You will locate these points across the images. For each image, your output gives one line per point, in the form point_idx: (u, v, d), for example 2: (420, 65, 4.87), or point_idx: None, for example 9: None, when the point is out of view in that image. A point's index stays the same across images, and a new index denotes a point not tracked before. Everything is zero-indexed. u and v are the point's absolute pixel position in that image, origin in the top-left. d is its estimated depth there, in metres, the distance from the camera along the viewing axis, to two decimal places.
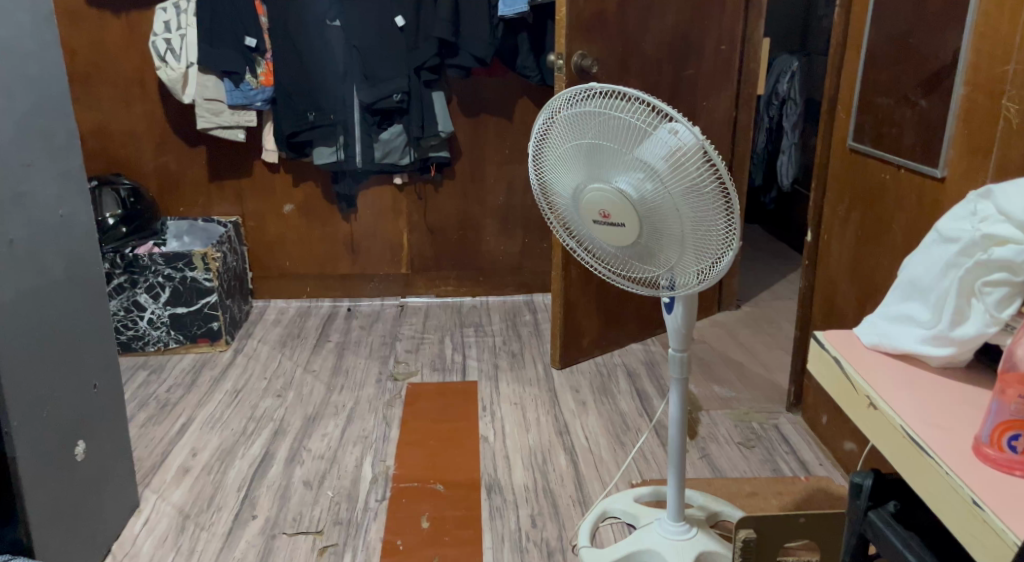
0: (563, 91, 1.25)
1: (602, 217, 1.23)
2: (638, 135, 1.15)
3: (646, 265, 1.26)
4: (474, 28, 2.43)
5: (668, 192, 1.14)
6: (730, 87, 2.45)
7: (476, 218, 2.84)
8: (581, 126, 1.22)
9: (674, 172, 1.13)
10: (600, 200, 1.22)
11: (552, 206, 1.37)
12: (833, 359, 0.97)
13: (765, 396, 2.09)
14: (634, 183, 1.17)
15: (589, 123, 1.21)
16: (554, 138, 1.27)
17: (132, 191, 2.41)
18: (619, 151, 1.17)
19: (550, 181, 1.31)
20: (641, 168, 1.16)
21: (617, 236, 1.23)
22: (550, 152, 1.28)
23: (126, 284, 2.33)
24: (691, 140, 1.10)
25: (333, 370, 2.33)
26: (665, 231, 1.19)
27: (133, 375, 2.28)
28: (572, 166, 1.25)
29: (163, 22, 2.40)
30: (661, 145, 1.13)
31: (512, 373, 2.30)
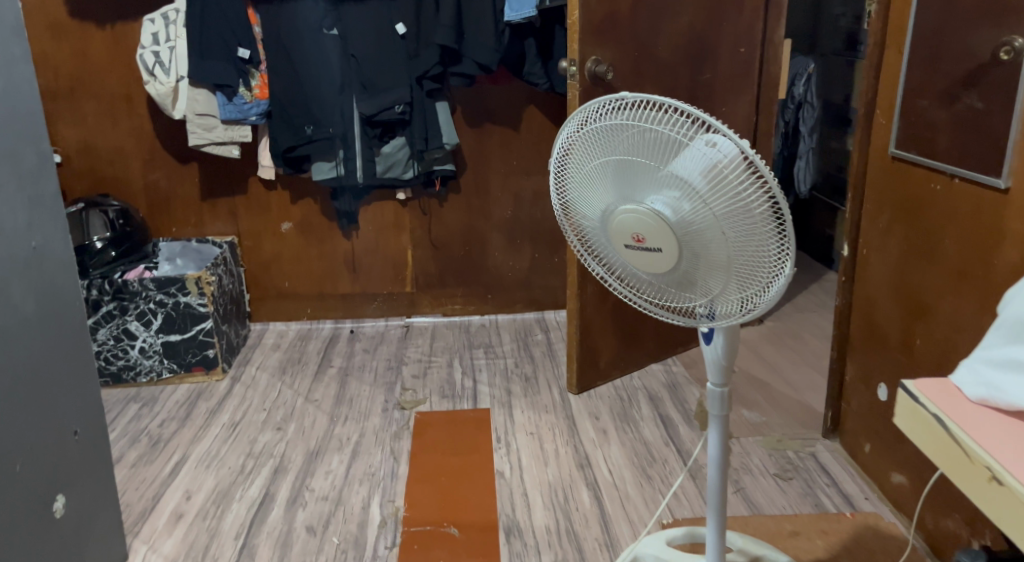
0: (587, 104, 1.13)
1: (633, 242, 1.10)
2: (674, 148, 1.03)
3: (685, 294, 1.13)
4: (478, 34, 2.30)
5: (711, 211, 1.01)
6: (750, 91, 2.31)
7: (483, 233, 2.71)
8: (607, 142, 1.09)
9: (717, 189, 1.00)
10: (632, 224, 1.09)
11: (575, 229, 1.24)
12: (939, 421, 0.93)
13: (799, 420, 1.95)
14: (670, 203, 1.04)
15: (616, 138, 1.08)
16: (578, 154, 1.15)
17: (121, 213, 2.28)
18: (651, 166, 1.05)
19: (573, 202, 1.19)
20: (677, 186, 1.03)
21: (652, 262, 1.10)
22: (574, 172, 1.16)
23: (115, 312, 2.20)
24: (736, 152, 0.97)
25: (336, 399, 2.20)
26: (706, 257, 1.06)
27: (124, 408, 2.15)
28: (598, 185, 1.12)
29: (151, 34, 2.26)
30: (701, 158, 1.00)
31: (527, 400, 2.16)
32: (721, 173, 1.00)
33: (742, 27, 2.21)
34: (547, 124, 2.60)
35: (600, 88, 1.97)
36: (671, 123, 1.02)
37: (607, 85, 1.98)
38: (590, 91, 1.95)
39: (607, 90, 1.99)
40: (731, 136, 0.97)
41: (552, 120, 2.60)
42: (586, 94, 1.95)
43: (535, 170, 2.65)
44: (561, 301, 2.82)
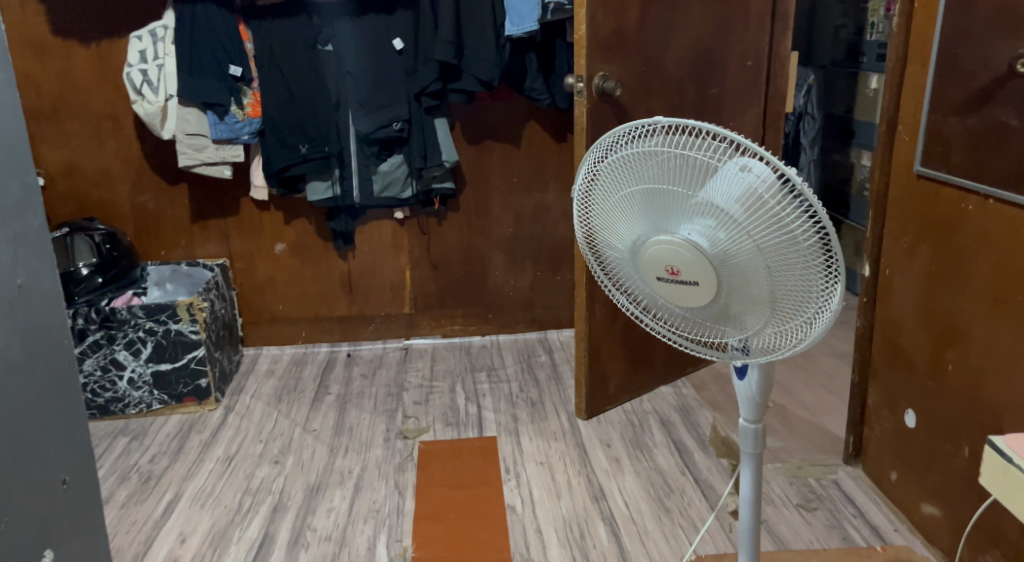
0: (614, 129, 1.08)
1: (666, 275, 1.05)
2: (705, 175, 0.98)
3: (721, 328, 1.08)
4: (479, 49, 2.23)
5: (749, 240, 0.96)
6: (757, 105, 2.25)
7: (483, 252, 2.64)
8: (636, 169, 1.05)
9: (756, 216, 0.95)
10: (664, 255, 1.04)
11: (602, 260, 1.20)
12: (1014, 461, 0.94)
13: (818, 446, 1.89)
14: (704, 232, 0.99)
15: (646, 165, 1.04)
16: (603, 183, 1.11)
17: (108, 237, 2.19)
18: (682, 194, 1.00)
19: (600, 233, 1.14)
20: (711, 214, 0.98)
21: (686, 295, 1.05)
22: (601, 201, 1.12)
23: (102, 341, 2.10)
24: (772, 176, 0.93)
25: (336, 428, 2.11)
26: (744, 288, 1.01)
27: (112, 443, 2.05)
28: (626, 215, 1.08)
29: (138, 51, 2.18)
30: (736, 184, 0.96)
31: (534, 427, 2.08)
32: (757, 199, 0.95)
33: (749, 40, 2.16)
34: (548, 140, 2.54)
35: (607, 104, 1.92)
36: (702, 149, 0.98)
37: (615, 101, 1.93)
38: (597, 108, 1.90)
39: (614, 106, 1.93)
40: (771, 159, 0.92)
41: (553, 136, 2.54)
42: (594, 111, 1.89)
43: (536, 187, 2.59)
44: (564, 320, 2.74)
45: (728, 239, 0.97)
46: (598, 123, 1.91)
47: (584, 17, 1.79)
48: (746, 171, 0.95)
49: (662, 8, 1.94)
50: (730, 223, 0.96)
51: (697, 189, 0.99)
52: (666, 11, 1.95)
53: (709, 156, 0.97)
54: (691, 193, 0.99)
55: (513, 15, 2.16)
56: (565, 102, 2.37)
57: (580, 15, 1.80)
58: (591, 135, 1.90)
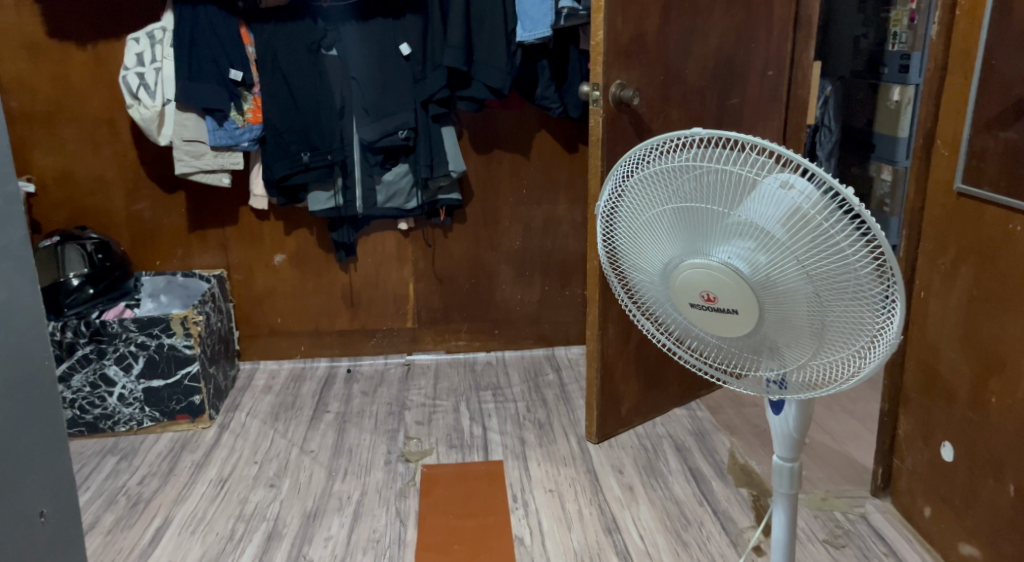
0: (640, 145, 1.02)
1: (700, 302, 0.97)
2: (741, 191, 0.91)
3: (760, 359, 1.00)
4: (489, 55, 2.15)
5: (795, 262, 0.88)
6: (776, 117, 2.17)
7: (490, 265, 2.55)
8: (666, 186, 0.98)
9: (802, 235, 0.87)
10: (699, 281, 0.96)
11: (628, 285, 1.13)
12: None
13: (843, 475, 1.79)
14: (741, 255, 0.92)
15: (676, 182, 0.97)
16: (630, 201, 1.04)
17: (100, 246, 2.11)
18: (716, 213, 0.93)
19: (628, 257, 1.07)
20: (748, 235, 0.91)
21: (722, 324, 0.98)
22: (628, 222, 1.05)
23: (92, 356, 2.01)
24: (816, 191, 0.86)
25: (335, 449, 2.02)
26: (785, 316, 0.93)
27: (100, 462, 1.95)
28: (655, 237, 1.01)
29: (135, 54, 2.10)
30: (776, 200, 0.89)
31: (543, 451, 1.98)
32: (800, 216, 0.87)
33: (770, 50, 2.08)
34: (559, 150, 2.45)
35: (625, 114, 1.83)
36: (738, 162, 0.91)
37: (632, 110, 1.84)
38: (614, 118, 1.81)
39: (631, 116, 1.85)
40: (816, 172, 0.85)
41: (564, 146, 2.46)
42: (611, 121, 1.81)
43: (545, 199, 2.50)
44: (572, 336, 2.65)
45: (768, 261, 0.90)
46: (614, 134, 1.82)
47: (602, 23, 1.73)
48: (788, 187, 0.88)
49: (683, 16, 1.87)
50: (771, 244, 0.89)
51: (733, 207, 0.92)
52: (686, 18, 1.88)
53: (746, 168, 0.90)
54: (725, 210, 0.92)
55: (525, 20, 2.09)
56: (577, 112, 2.28)
57: (596, 20, 1.73)
58: (607, 146, 1.82)
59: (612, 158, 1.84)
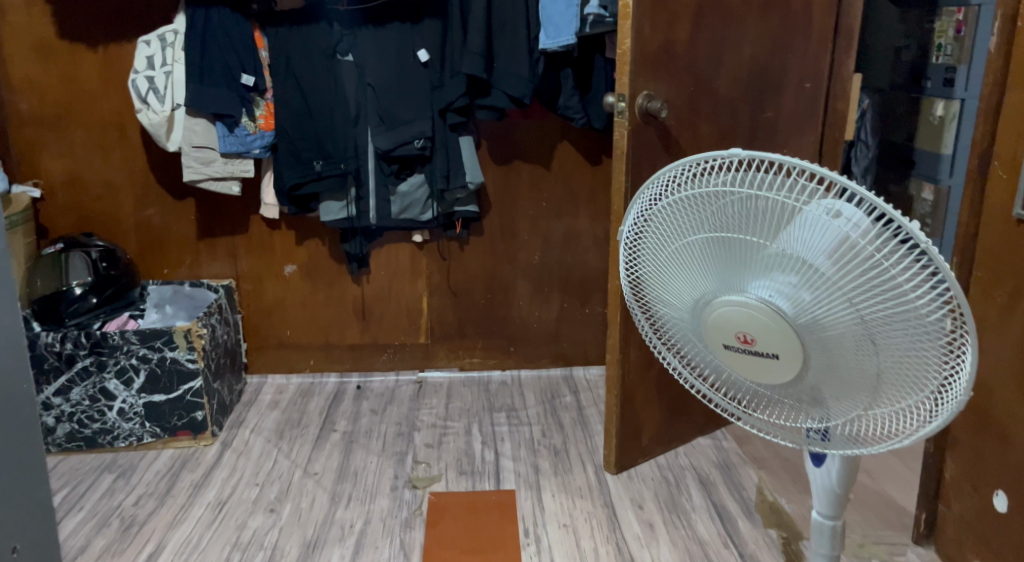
0: (668, 168, 0.95)
1: (736, 342, 0.89)
2: (781, 219, 0.83)
3: (802, 408, 0.91)
4: (511, 62, 2.05)
5: (844, 300, 0.80)
6: (813, 131, 2.05)
7: (507, 280, 2.45)
8: (697, 214, 0.90)
9: (852, 270, 0.79)
10: (736, 320, 0.88)
11: (657, 322, 1.05)
12: None
13: (880, 519, 1.66)
14: (781, 290, 0.84)
15: (709, 209, 0.89)
16: (658, 229, 0.97)
17: (105, 254, 2.05)
18: (754, 244, 0.85)
19: (656, 290, 1.00)
20: (791, 268, 0.83)
21: (760, 368, 0.89)
22: (655, 252, 0.97)
23: (91, 369, 1.93)
24: (867, 220, 0.78)
25: (339, 473, 1.93)
26: (832, 361, 0.84)
27: (96, 480, 1.88)
28: (686, 270, 0.93)
29: (146, 57, 2.02)
30: (821, 229, 0.81)
31: (557, 481, 1.88)
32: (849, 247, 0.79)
33: (808, 61, 1.97)
34: (582, 161, 2.35)
35: (652, 126, 1.73)
36: (777, 187, 0.84)
37: (660, 123, 1.74)
38: (640, 130, 1.71)
39: (659, 128, 1.74)
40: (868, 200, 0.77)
41: (587, 158, 2.35)
42: (637, 133, 1.70)
43: (566, 213, 2.40)
44: (591, 356, 2.54)
45: (812, 298, 0.81)
46: (640, 147, 1.72)
47: (629, 30, 1.63)
48: (835, 215, 0.80)
49: (716, 23, 1.76)
50: (816, 278, 0.81)
51: (772, 237, 0.84)
52: (720, 25, 1.77)
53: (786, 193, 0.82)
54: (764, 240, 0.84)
55: (549, 27, 1.99)
56: (601, 123, 2.19)
57: (623, 27, 1.64)
58: (632, 160, 1.71)
59: (636, 172, 1.73)
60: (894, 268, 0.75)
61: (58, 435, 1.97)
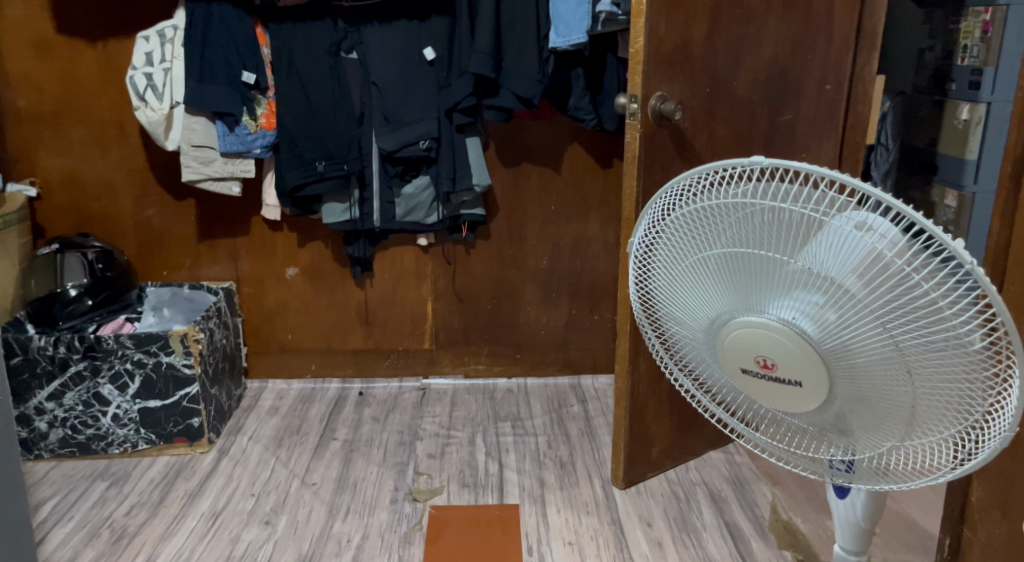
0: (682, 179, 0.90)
1: (755, 366, 0.84)
2: (804, 232, 0.79)
3: (825, 435, 0.86)
4: (519, 61, 1.99)
5: (872, 322, 0.74)
6: (832, 135, 1.98)
7: (514, 286, 2.39)
8: (714, 228, 0.86)
9: (881, 290, 0.74)
10: (755, 342, 0.83)
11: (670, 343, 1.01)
12: None
13: (901, 542, 1.59)
14: (803, 311, 0.79)
15: (726, 223, 0.84)
16: (671, 243, 0.93)
17: (102, 255, 1.99)
18: (774, 260, 0.80)
19: (671, 308, 0.95)
20: (812, 288, 0.78)
21: (782, 395, 0.84)
22: (670, 267, 0.93)
23: (86, 373, 1.89)
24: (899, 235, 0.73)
25: (338, 483, 1.87)
26: (858, 388, 0.79)
27: (88, 489, 1.83)
28: (700, 288, 0.89)
29: (144, 53, 1.97)
30: (845, 243, 0.76)
31: (563, 495, 1.81)
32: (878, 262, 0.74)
33: (829, 62, 1.89)
34: (592, 164, 2.28)
35: (665, 129, 1.66)
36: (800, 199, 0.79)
37: (673, 126, 1.67)
38: (653, 133, 1.64)
39: (672, 131, 1.67)
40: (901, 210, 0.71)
41: (598, 160, 2.28)
42: (649, 136, 1.63)
43: (575, 217, 2.33)
44: (600, 364, 2.47)
45: (837, 320, 0.76)
46: (653, 151, 1.65)
47: (642, 29, 1.56)
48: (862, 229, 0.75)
49: (733, 23, 1.69)
50: (841, 297, 0.76)
51: (793, 254, 0.79)
52: (737, 25, 1.70)
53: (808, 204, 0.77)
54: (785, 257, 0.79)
55: (560, 25, 1.92)
56: (613, 125, 2.12)
57: (636, 25, 1.57)
58: (644, 164, 1.65)
59: (648, 177, 1.66)
60: (927, 284, 0.70)
61: (51, 441, 1.93)
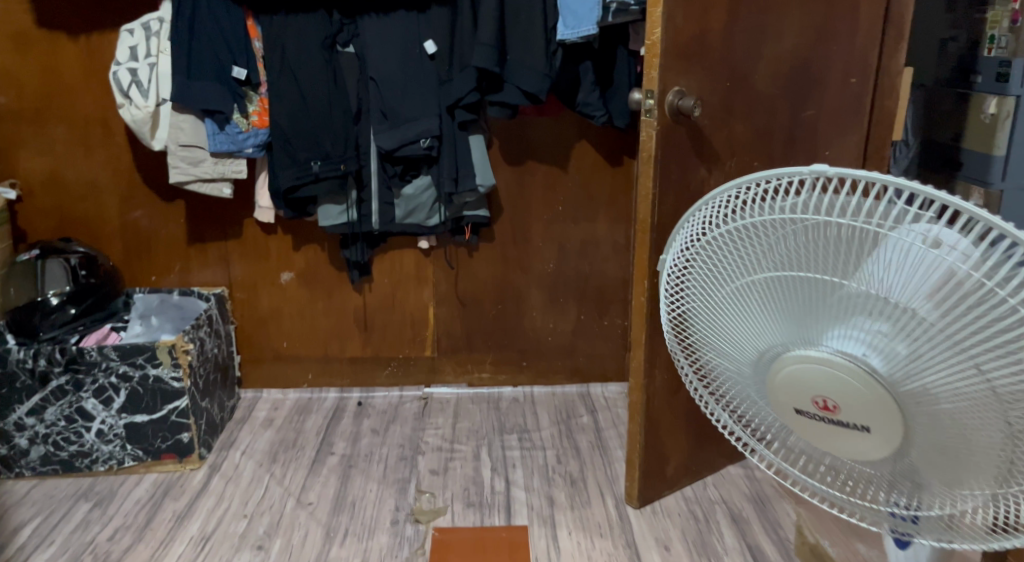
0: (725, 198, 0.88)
1: (817, 402, 0.82)
2: (860, 253, 0.75)
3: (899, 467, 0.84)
4: (525, 55, 1.88)
5: (947, 346, 0.71)
6: (857, 131, 1.86)
7: (520, 290, 2.28)
8: (766, 253, 0.83)
9: (955, 312, 0.70)
10: (817, 375, 0.80)
11: (717, 371, 0.99)
12: None
13: None
14: (864, 341, 0.76)
15: (778, 248, 0.82)
16: (717, 270, 0.91)
17: (86, 262, 1.89)
18: (830, 286, 0.78)
19: (725, 338, 0.93)
20: (873, 314, 0.75)
21: (849, 431, 0.82)
22: (723, 297, 0.91)
23: (68, 388, 1.79)
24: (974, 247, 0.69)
25: (336, 503, 1.76)
26: (932, 421, 0.75)
27: (71, 510, 1.73)
28: (754, 317, 0.86)
29: (128, 47, 1.86)
30: (911, 259, 0.72)
31: (575, 516, 1.71)
32: (948, 281, 0.70)
33: (855, 53, 1.78)
34: (601, 162, 2.17)
35: (683, 126, 1.54)
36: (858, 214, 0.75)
37: (692, 123, 1.55)
38: (670, 131, 1.53)
39: (691, 128, 1.56)
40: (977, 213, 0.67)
41: (607, 159, 2.17)
42: (666, 134, 1.52)
43: (583, 218, 2.22)
44: (610, 372, 2.36)
45: (905, 350, 0.73)
46: (670, 149, 1.54)
47: (660, 18, 1.45)
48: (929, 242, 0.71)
49: (755, 11, 1.58)
50: (910, 325, 0.72)
51: (851, 276, 0.76)
52: (761, 13, 1.58)
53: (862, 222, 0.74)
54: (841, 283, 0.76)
55: (568, 16, 1.82)
56: (624, 122, 2.01)
57: (653, 15, 1.46)
58: (661, 164, 1.54)
59: (665, 178, 1.55)
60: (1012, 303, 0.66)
61: (32, 459, 1.83)
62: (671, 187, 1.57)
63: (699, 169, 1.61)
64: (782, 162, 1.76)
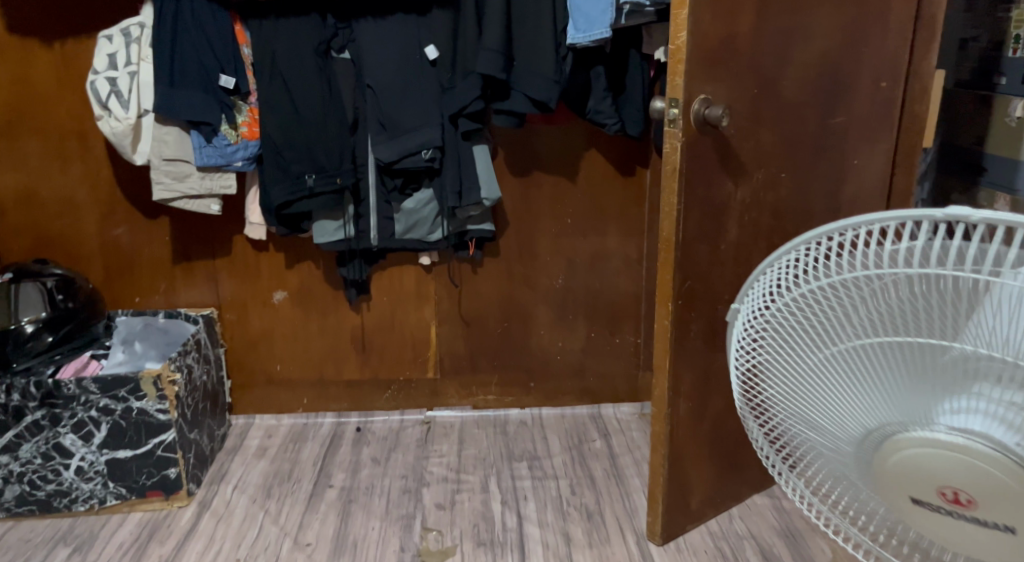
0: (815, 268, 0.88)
1: (943, 477, 0.79)
2: (967, 308, 0.75)
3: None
4: (533, 60, 1.77)
5: None
6: (886, 138, 1.76)
7: (526, 307, 2.16)
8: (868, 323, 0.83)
9: None
10: (939, 446, 0.78)
11: (817, 445, 0.96)
12: None
13: None
14: (987, 404, 0.74)
15: (880, 317, 0.81)
16: (810, 340, 0.90)
17: (62, 285, 1.75)
18: (939, 351, 0.77)
19: (824, 412, 0.91)
20: (991, 375, 0.74)
21: (979, 504, 0.79)
22: (820, 369, 0.89)
23: (44, 422, 1.66)
24: None
25: (336, 544, 1.64)
26: None
27: (49, 556, 1.60)
28: (857, 387, 0.85)
29: (107, 55, 1.73)
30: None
31: (593, 555, 1.60)
32: None
33: (884, 56, 1.67)
34: (611, 172, 2.06)
35: (709, 136, 1.43)
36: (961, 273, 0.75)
37: (718, 133, 1.44)
38: (696, 143, 1.41)
39: (717, 139, 1.44)
40: None
41: (618, 168, 2.06)
42: (691, 146, 1.41)
43: (592, 231, 2.11)
44: (621, 392, 2.24)
45: None
46: (695, 162, 1.43)
47: (686, 21, 1.33)
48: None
49: (783, 13, 1.47)
50: None
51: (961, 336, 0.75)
52: (789, 13, 1.47)
53: (966, 272, 0.73)
54: (950, 347, 0.76)
55: (579, 19, 1.71)
56: (637, 131, 1.91)
57: (677, 17, 1.34)
58: (685, 178, 1.42)
59: (690, 192, 1.44)
60: None
61: (7, 499, 1.70)
62: (696, 202, 1.46)
63: (725, 182, 1.49)
64: (810, 173, 1.64)
